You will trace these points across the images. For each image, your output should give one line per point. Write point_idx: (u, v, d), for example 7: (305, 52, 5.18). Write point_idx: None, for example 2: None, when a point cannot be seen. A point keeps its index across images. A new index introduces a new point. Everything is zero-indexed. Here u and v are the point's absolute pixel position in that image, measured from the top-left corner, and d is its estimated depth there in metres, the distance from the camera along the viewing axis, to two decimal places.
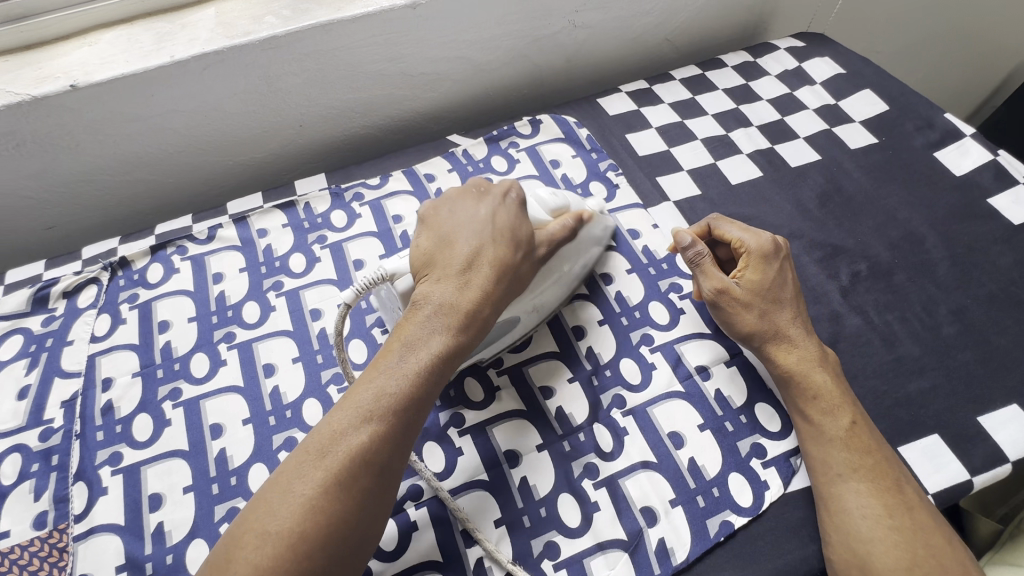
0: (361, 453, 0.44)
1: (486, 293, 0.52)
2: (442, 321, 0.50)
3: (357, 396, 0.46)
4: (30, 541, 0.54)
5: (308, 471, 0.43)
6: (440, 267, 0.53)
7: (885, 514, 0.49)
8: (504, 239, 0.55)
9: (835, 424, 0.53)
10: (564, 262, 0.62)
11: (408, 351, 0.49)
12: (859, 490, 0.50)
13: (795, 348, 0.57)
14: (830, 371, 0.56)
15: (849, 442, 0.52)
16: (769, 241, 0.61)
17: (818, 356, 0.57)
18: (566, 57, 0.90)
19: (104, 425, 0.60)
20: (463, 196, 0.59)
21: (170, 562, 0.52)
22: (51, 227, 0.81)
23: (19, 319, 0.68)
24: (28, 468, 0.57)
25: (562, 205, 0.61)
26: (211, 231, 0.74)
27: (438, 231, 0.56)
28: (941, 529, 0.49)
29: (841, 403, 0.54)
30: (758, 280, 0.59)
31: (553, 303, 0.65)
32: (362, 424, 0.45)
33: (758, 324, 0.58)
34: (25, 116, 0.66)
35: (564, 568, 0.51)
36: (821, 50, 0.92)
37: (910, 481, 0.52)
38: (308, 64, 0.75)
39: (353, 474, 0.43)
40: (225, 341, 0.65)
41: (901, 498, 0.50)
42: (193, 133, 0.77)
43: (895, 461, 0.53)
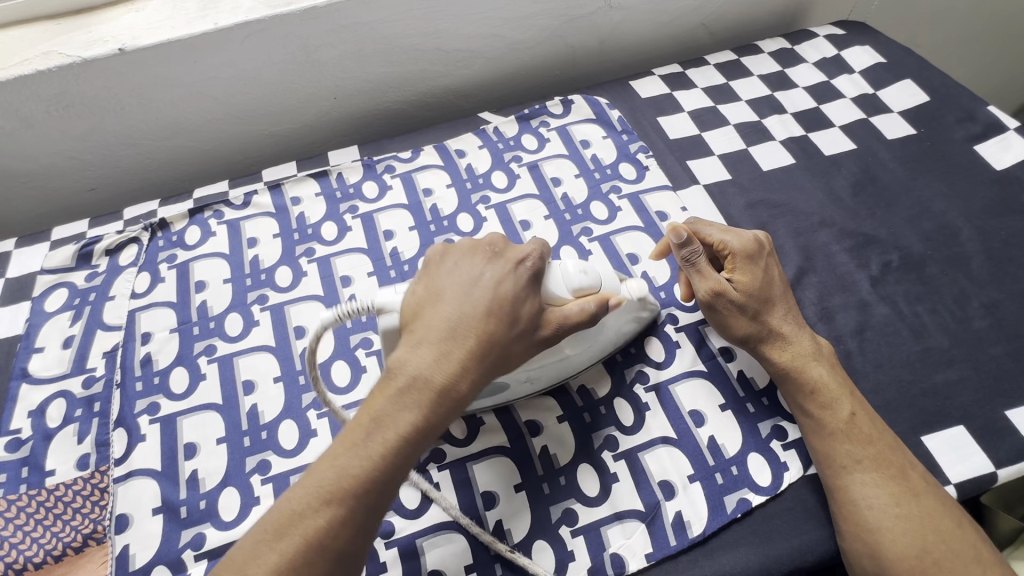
0: (318, 537, 0.43)
1: (469, 374, 0.47)
2: (419, 404, 0.46)
3: (319, 476, 0.45)
4: (74, 480, 0.56)
5: (265, 552, 0.43)
6: (424, 336, 0.48)
7: (891, 501, 0.49)
8: (502, 313, 0.48)
9: (835, 420, 0.53)
10: (576, 342, 0.55)
11: (378, 432, 0.46)
12: (865, 482, 0.50)
13: (790, 353, 0.57)
14: (826, 364, 0.56)
15: (850, 434, 0.52)
16: (750, 240, 0.60)
17: (812, 359, 0.56)
18: (600, 39, 0.89)
19: (143, 376, 0.62)
20: (471, 250, 0.52)
21: (203, 507, 0.55)
22: (94, 189, 0.83)
23: (65, 273, 0.71)
24: (72, 413, 0.60)
25: (591, 284, 0.54)
26: (247, 197, 0.76)
27: (430, 287, 0.51)
28: (949, 511, 0.49)
29: (841, 400, 0.54)
30: (749, 281, 0.58)
31: (553, 377, 0.58)
32: (321, 508, 0.44)
33: (752, 327, 0.58)
34: (75, 77, 0.69)
35: (581, 535, 0.52)
36: (861, 38, 0.90)
37: (916, 466, 0.52)
38: (345, 36, 0.76)
39: (308, 559, 0.43)
40: (259, 303, 0.68)
41: (907, 486, 0.50)
42: (232, 101, 0.79)
43: (899, 448, 0.52)
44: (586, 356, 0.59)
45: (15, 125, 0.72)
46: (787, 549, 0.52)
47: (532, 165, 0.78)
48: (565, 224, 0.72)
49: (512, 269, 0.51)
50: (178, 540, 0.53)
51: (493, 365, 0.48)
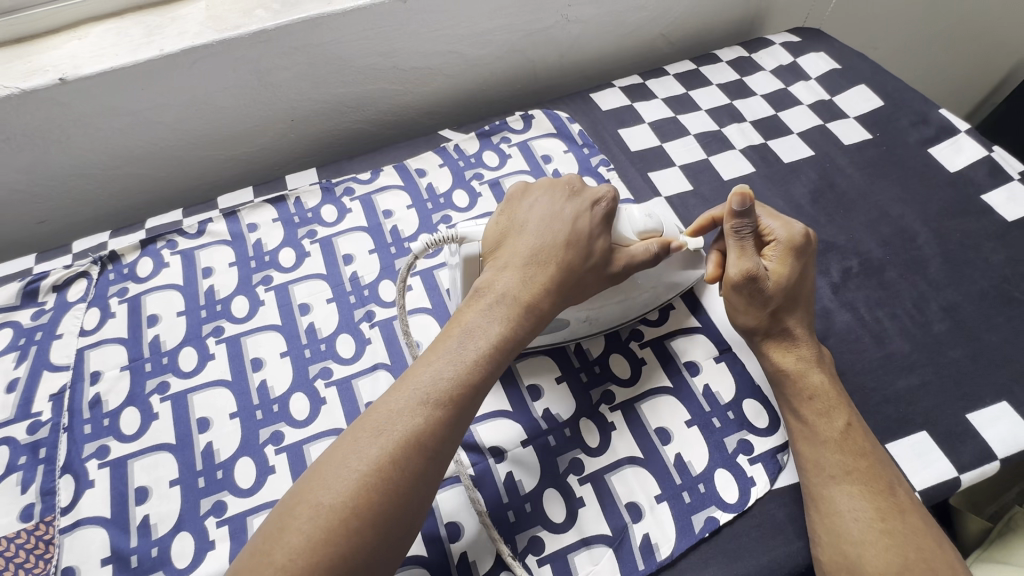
0: (419, 432, 0.43)
1: (550, 291, 0.51)
2: (508, 316, 0.49)
3: (416, 379, 0.45)
4: (17, 533, 0.54)
5: (364, 445, 0.42)
6: (510, 260, 0.52)
7: (877, 516, 0.49)
8: (581, 241, 0.53)
9: (830, 427, 0.53)
10: (636, 287, 0.59)
11: (471, 339, 0.48)
12: (854, 493, 0.50)
13: (798, 350, 0.57)
14: (827, 372, 0.56)
15: (843, 445, 0.52)
16: (800, 233, 0.58)
17: (815, 359, 0.57)
18: (560, 52, 0.89)
19: (91, 418, 0.60)
20: (545, 189, 0.57)
21: (155, 554, 0.53)
22: (43, 222, 0.80)
23: (9, 312, 0.68)
24: (15, 461, 0.57)
25: (655, 228, 0.57)
26: (202, 226, 0.74)
27: (516, 217, 0.55)
28: (931, 530, 0.49)
29: (837, 406, 0.54)
30: (785, 274, 0.57)
31: (611, 320, 0.62)
32: (420, 407, 0.43)
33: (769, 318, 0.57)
34: (14, 109, 0.67)
35: (548, 564, 0.51)
36: (817, 45, 0.92)
37: (902, 485, 0.51)
38: (298, 58, 0.75)
39: (408, 454, 0.42)
40: (214, 335, 0.66)
41: (893, 502, 0.49)
42: (184, 127, 0.77)
43: (888, 464, 0.52)
44: (644, 302, 0.62)
45: None
46: (756, 567, 0.51)
47: (493, 182, 0.77)
48: None
49: (588, 207, 0.55)
50: None
51: (570, 284, 0.52)
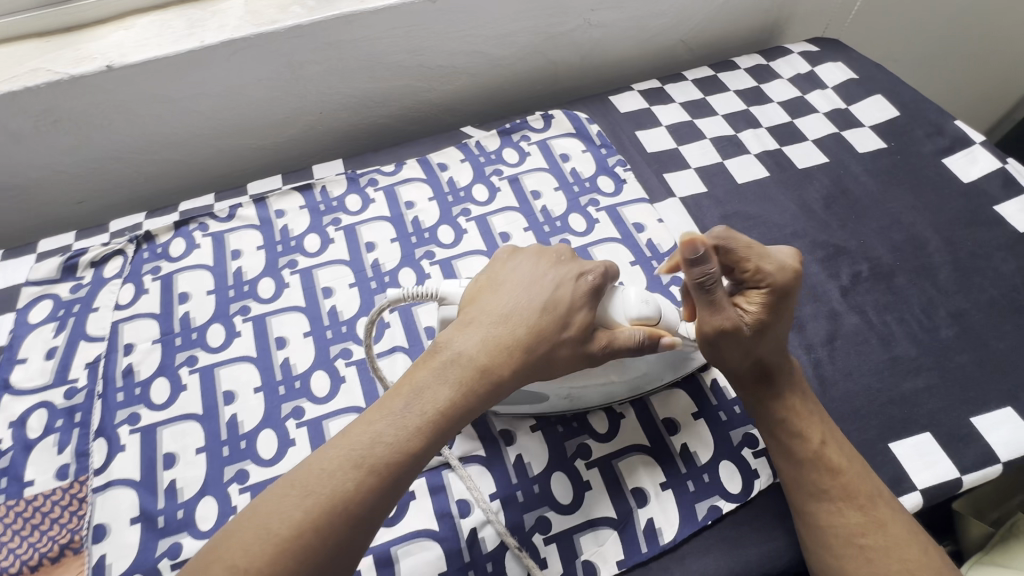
0: (349, 498, 0.42)
1: (507, 363, 0.48)
2: (460, 380, 0.47)
3: (356, 438, 0.44)
4: (53, 490, 0.57)
5: (290, 506, 0.41)
6: (475, 319, 0.50)
7: (857, 530, 0.49)
8: (553, 311, 0.50)
9: (807, 450, 0.52)
10: (622, 368, 0.56)
11: (418, 402, 0.46)
12: (834, 511, 0.50)
13: (776, 379, 0.55)
14: (804, 392, 0.55)
15: (821, 466, 0.52)
16: (790, 275, 0.54)
17: (789, 382, 0.55)
18: (581, 55, 0.92)
19: (124, 387, 0.63)
20: (531, 255, 0.55)
21: (181, 516, 0.55)
22: (82, 202, 0.84)
23: (50, 285, 0.71)
24: (52, 424, 0.61)
25: (650, 314, 0.53)
26: (232, 210, 0.77)
27: (493, 280, 0.53)
28: (915, 537, 0.49)
29: (812, 425, 0.53)
30: (766, 322, 0.53)
31: (592, 401, 0.59)
32: (352, 470, 0.43)
33: (750, 365, 0.54)
34: (63, 93, 0.70)
35: (555, 542, 0.53)
36: (835, 55, 0.93)
37: (881, 493, 0.51)
38: (330, 53, 0.78)
39: (331, 520, 0.41)
40: (241, 314, 0.69)
41: (873, 514, 0.50)
42: (218, 116, 0.80)
43: (867, 475, 0.52)
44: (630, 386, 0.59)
45: (4, 140, 0.73)
46: (756, 555, 0.53)
47: (512, 178, 0.80)
48: (545, 236, 0.74)
49: (571, 278, 0.52)
50: (155, 550, 0.54)
51: (532, 357, 0.49)
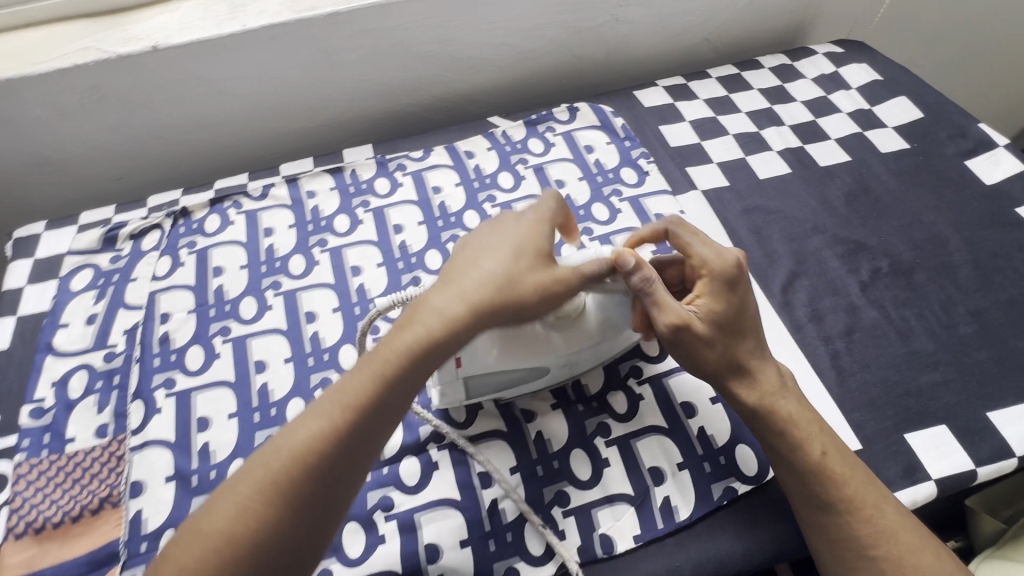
0: (318, 441, 0.43)
1: (471, 311, 0.48)
2: (420, 330, 0.47)
3: (317, 398, 0.45)
4: (92, 447, 0.59)
5: (255, 465, 0.42)
6: (439, 282, 0.51)
7: (866, 543, 0.48)
8: (516, 262, 0.51)
9: (803, 461, 0.51)
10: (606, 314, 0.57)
11: (376, 354, 0.46)
12: (841, 525, 0.49)
13: (752, 378, 0.54)
14: (794, 398, 0.54)
15: (819, 478, 0.50)
16: (731, 263, 0.55)
17: (775, 384, 0.54)
18: (607, 50, 0.93)
19: (160, 353, 0.66)
20: (495, 222, 0.56)
21: (214, 477, 0.58)
22: (119, 179, 0.87)
23: (91, 255, 0.74)
24: (93, 385, 0.63)
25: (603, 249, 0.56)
26: (266, 189, 0.80)
27: (459, 249, 0.55)
28: (926, 545, 0.49)
29: (806, 430, 0.52)
30: (719, 313, 0.54)
31: (589, 361, 0.60)
32: (311, 424, 0.43)
33: (712, 359, 0.53)
34: (110, 72, 0.73)
35: (573, 516, 0.55)
36: (859, 56, 0.94)
37: (887, 502, 0.50)
38: (364, 40, 0.80)
39: (292, 474, 0.42)
40: (273, 288, 0.71)
41: (882, 525, 0.49)
42: (255, 99, 0.83)
43: (869, 479, 0.51)
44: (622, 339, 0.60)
45: (50, 114, 0.76)
46: (771, 537, 0.54)
47: (537, 167, 0.81)
48: None
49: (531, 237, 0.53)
50: (188, 507, 0.56)
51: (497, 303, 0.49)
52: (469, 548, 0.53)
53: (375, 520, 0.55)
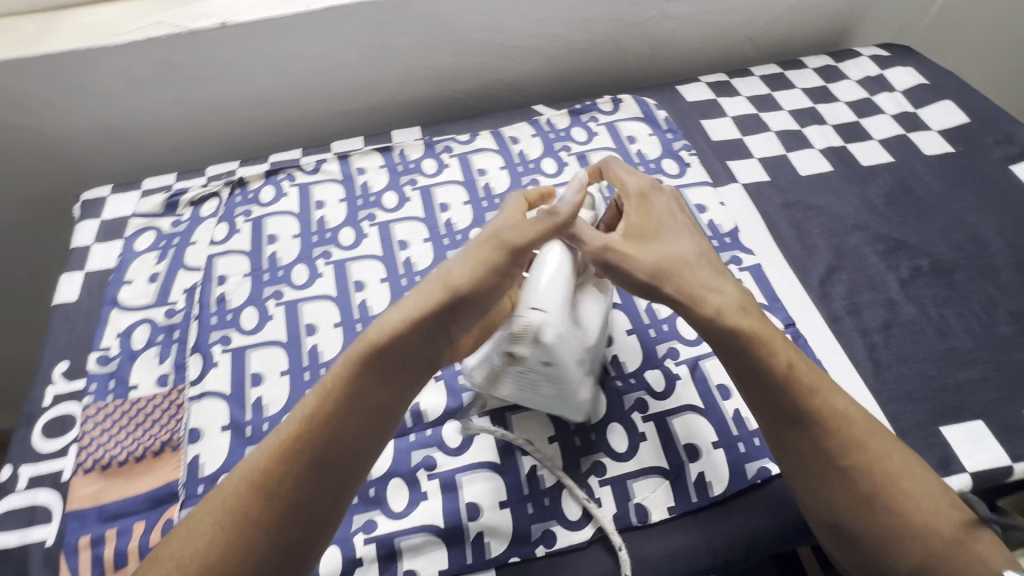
0: (260, 469, 0.45)
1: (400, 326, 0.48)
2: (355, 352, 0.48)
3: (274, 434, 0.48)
4: (154, 395, 0.63)
5: (219, 503, 0.45)
6: None
7: (838, 456, 0.48)
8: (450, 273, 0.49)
9: (772, 377, 0.50)
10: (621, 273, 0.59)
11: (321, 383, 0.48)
12: (815, 439, 0.49)
13: (699, 289, 0.51)
14: (754, 311, 0.52)
15: (789, 393, 0.49)
16: (646, 182, 0.58)
17: (732, 296, 0.51)
18: (652, 45, 0.95)
19: (217, 312, 0.69)
20: None
21: (266, 428, 0.61)
22: (178, 150, 0.91)
23: (153, 219, 0.78)
24: (154, 338, 0.67)
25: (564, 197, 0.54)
26: (318, 164, 0.83)
27: None
28: (891, 449, 0.50)
29: (771, 342, 0.50)
30: (645, 222, 0.54)
31: None
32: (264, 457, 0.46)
33: (649, 271, 0.51)
34: (181, 46, 0.77)
35: (609, 485, 0.56)
36: (905, 60, 0.94)
37: (856, 412, 0.51)
38: (419, 25, 0.83)
39: (248, 508, 0.44)
40: (323, 258, 0.74)
41: (852, 436, 0.49)
42: (311, 79, 0.86)
43: (835, 391, 0.51)
44: None
45: (121, 84, 0.80)
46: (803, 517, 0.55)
47: (580, 154, 0.83)
48: None
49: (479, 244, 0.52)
50: (243, 454, 0.59)
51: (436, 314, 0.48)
52: (507, 508, 0.55)
53: (418, 478, 0.57)
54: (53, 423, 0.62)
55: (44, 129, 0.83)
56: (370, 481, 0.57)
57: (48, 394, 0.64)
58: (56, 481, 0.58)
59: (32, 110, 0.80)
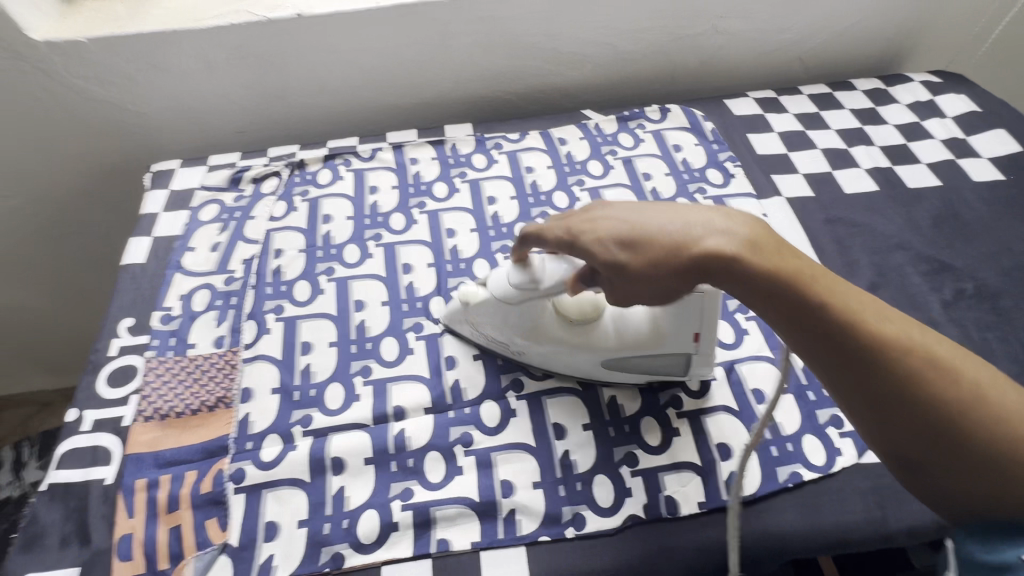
0: None
1: None
2: None
3: None
4: (211, 355, 0.67)
5: None
6: None
7: (941, 412, 0.37)
8: None
9: (819, 332, 0.39)
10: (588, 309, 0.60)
11: None
12: (903, 401, 0.38)
13: (706, 242, 0.41)
14: (765, 251, 0.41)
15: (849, 343, 0.38)
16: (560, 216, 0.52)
17: (738, 235, 0.42)
18: (702, 59, 0.97)
19: (273, 283, 0.73)
20: None
21: (313, 395, 0.63)
22: (241, 132, 0.96)
23: (217, 192, 0.83)
24: (213, 302, 0.71)
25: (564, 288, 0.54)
26: (374, 152, 0.87)
27: None
28: (997, 394, 0.37)
29: (799, 275, 0.40)
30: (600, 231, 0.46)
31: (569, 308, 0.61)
32: None
33: (651, 267, 0.43)
34: (258, 33, 0.82)
35: (641, 476, 0.57)
36: (957, 88, 0.94)
37: (944, 354, 0.38)
38: (480, 27, 0.87)
39: None
40: (375, 240, 0.77)
41: (943, 371, 0.37)
42: (373, 72, 0.90)
43: (893, 313, 0.40)
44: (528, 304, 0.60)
45: (198, 66, 0.85)
46: (833, 523, 0.55)
47: (627, 159, 0.85)
48: None
49: None
50: (290, 417, 0.62)
51: None
52: (540, 489, 0.57)
53: (454, 453, 0.59)
54: (116, 372, 0.66)
55: (122, 104, 0.89)
56: (409, 451, 0.59)
57: (113, 346, 0.68)
58: (117, 426, 0.61)
59: (115, 86, 0.86)
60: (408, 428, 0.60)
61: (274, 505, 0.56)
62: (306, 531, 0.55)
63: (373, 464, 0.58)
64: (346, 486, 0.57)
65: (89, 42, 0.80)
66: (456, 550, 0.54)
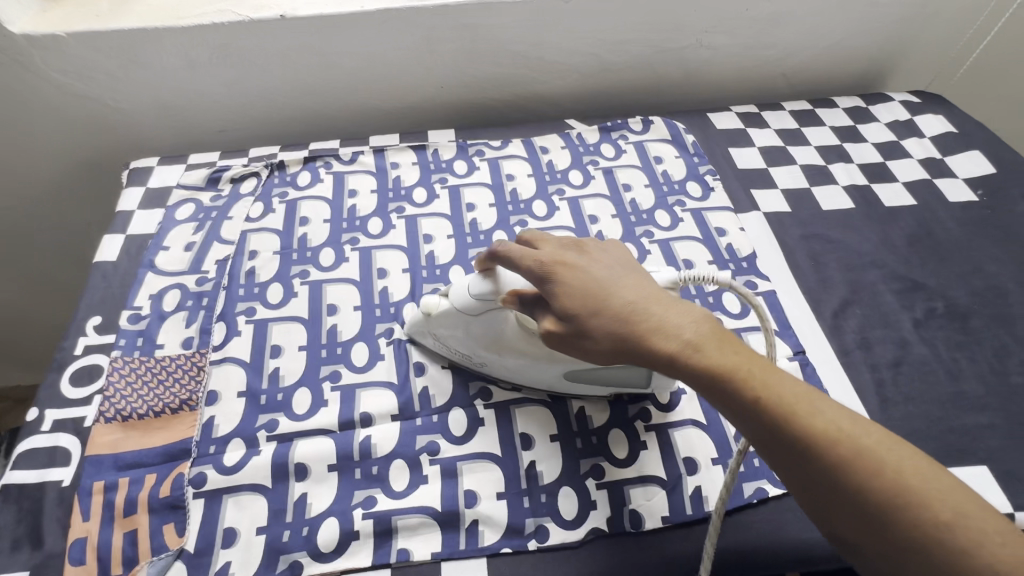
0: None
1: None
2: None
3: None
4: (178, 356, 0.66)
5: None
6: None
7: (868, 499, 0.36)
8: None
9: (753, 419, 0.41)
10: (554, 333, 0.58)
11: None
12: (832, 487, 0.38)
13: (650, 321, 0.44)
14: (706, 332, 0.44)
15: (781, 432, 0.39)
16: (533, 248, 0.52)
17: (682, 315, 0.44)
18: (686, 71, 0.98)
19: (245, 285, 0.72)
20: None
21: (280, 399, 0.63)
22: (223, 131, 0.96)
23: (195, 191, 0.82)
24: (184, 303, 0.70)
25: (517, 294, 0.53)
26: (355, 155, 0.87)
27: None
28: (919, 478, 0.36)
29: (738, 363, 0.42)
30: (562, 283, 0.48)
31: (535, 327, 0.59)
32: None
33: (598, 330, 0.45)
34: (241, 33, 0.82)
35: (606, 489, 0.57)
36: (936, 108, 0.96)
37: (871, 442, 0.38)
38: (464, 34, 0.87)
39: None
40: (351, 244, 0.77)
41: (867, 459, 0.37)
42: (357, 75, 0.90)
43: (828, 402, 0.41)
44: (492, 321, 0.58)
45: (180, 64, 0.85)
46: (796, 540, 0.55)
47: (608, 170, 0.86)
48: (630, 224, 0.79)
49: None
50: (255, 421, 0.61)
51: None
52: (504, 500, 0.56)
53: (420, 461, 0.58)
54: (80, 372, 0.65)
55: (102, 100, 0.88)
56: (373, 459, 0.58)
57: (79, 344, 0.67)
58: (78, 427, 0.60)
59: (95, 81, 0.85)
60: (374, 435, 0.60)
61: (233, 510, 0.55)
62: (265, 538, 0.54)
63: (337, 471, 0.58)
64: (309, 492, 0.57)
65: (68, 37, 0.79)
66: (416, 560, 0.53)
